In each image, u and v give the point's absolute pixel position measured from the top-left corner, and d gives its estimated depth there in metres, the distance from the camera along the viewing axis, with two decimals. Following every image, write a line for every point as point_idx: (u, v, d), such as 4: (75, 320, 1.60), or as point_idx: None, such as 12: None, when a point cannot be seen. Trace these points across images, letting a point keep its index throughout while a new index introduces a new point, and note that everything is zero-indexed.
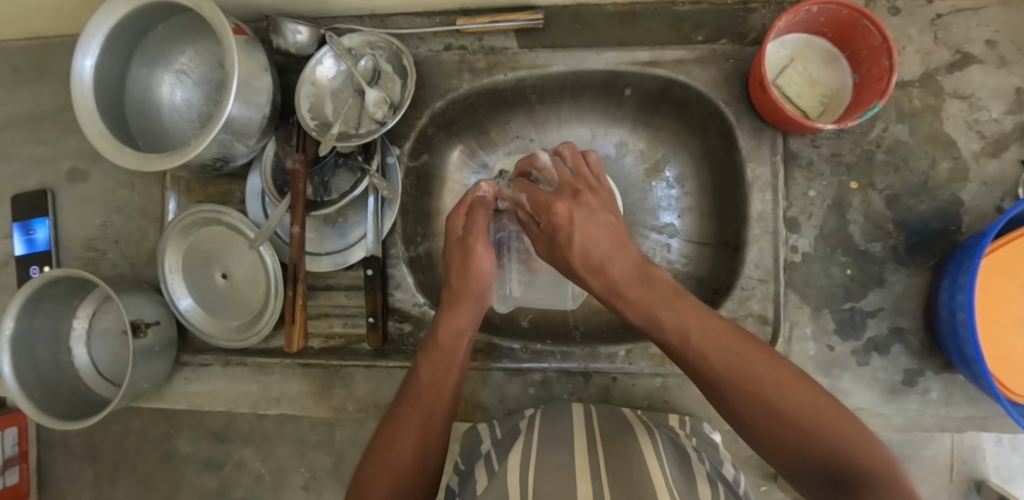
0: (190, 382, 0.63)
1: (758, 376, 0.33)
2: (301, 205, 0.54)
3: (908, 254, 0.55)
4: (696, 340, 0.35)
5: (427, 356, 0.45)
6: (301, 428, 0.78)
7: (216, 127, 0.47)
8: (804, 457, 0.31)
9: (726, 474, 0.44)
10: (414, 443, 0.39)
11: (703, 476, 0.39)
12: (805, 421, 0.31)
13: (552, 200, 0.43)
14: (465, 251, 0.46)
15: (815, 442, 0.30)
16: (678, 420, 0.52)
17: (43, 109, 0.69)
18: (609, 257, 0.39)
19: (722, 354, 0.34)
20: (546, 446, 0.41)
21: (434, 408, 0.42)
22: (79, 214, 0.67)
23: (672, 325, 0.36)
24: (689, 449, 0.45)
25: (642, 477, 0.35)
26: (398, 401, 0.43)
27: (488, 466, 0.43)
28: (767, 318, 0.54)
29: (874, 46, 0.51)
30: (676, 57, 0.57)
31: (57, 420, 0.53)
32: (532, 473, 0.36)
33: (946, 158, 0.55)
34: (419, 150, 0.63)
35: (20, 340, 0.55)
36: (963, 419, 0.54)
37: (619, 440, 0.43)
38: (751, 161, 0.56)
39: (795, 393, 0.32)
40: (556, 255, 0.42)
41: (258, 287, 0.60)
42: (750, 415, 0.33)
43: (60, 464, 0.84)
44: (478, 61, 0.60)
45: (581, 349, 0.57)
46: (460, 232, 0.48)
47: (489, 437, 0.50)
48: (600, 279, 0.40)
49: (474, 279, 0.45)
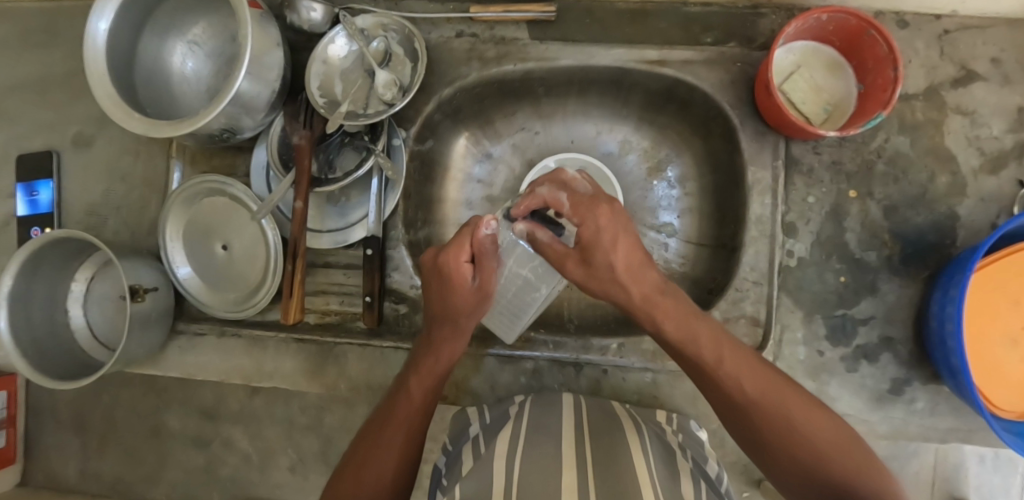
0: (184, 351, 0.63)
1: (778, 397, 0.37)
2: (305, 181, 0.55)
3: (902, 265, 0.56)
4: (727, 361, 0.38)
5: (418, 369, 0.47)
6: (291, 409, 0.79)
7: (223, 102, 0.49)
8: (809, 473, 0.35)
9: (710, 471, 0.44)
10: (396, 459, 0.42)
11: (686, 472, 0.40)
12: (820, 440, 0.35)
13: (594, 201, 0.38)
14: (483, 295, 0.45)
15: (820, 460, 0.35)
16: (666, 416, 0.52)
17: (53, 73, 0.69)
18: (643, 274, 0.38)
19: (750, 374, 0.38)
20: (534, 436, 0.42)
21: (418, 432, 0.44)
22: (83, 181, 0.66)
23: (709, 348, 0.38)
24: (674, 445, 0.46)
25: (625, 472, 0.36)
26: (383, 417, 0.45)
27: (474, 449, 0.44)
28: (758, 320, 0.55)
29: (879, 56, 0.51)
30: (684, 57, 0.57)
31: (51, 380, 0.54)
32: (518, 464, 0.36)
33: (944, 172, 0.56)
34: (425, 135, 0.63)
35: (18, 298, 0.55)
36: (947, 431, 0.55)
37: (606, 434, 0.44)
38: (752, 164, 0.57)
39: (812, 416, 0.37)
40: (594, 271, 0.38)
41: (257, 262, 0.60)
42: (771, 434, 0.36)
43: (48, 432, 0.85)
44: (488, 50, 0.60)
45: (574, 340, 0.58)
46: (477, 286, 0.43)
47: (478, 421, 0.51)
48: (640, 287, 0.38)
49: (478, 314, 0.46)
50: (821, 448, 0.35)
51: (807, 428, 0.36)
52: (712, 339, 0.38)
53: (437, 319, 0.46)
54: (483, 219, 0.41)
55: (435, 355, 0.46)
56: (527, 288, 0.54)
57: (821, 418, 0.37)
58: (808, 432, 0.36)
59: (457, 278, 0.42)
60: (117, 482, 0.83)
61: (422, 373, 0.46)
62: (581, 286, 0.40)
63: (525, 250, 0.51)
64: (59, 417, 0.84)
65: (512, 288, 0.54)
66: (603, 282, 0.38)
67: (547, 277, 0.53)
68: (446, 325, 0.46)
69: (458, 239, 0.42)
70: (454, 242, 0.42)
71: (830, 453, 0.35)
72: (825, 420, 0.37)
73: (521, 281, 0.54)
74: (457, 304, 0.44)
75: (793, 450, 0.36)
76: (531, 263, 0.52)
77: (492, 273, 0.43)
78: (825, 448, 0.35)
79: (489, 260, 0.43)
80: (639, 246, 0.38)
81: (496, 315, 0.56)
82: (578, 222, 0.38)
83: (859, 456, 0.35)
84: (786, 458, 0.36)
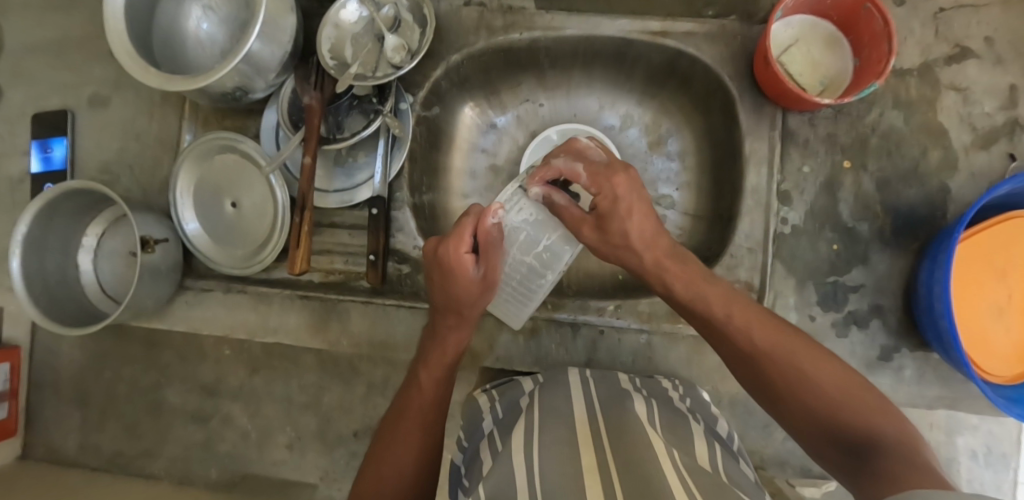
0: (191, 306, 0.65)
1: (785, 346, 0.38)
2: (314, 139, 0.56)
3: (893, 236, 0.57)
4: (736, 314, 0.41)
5: (428, 361, 0.48)
6: (290, 388, 0.83)
7: (236, 59, 0.51)
8: (822, 426, 0.35)
9: (720, 432, 0.47)
10: (414, 455, 0.43)
11: (699, 435, 0.41)
12: (831, 389, 0.35)
13: (610, 172, 0.47)
14: (485, 286, 0.47)
15: (829, 409, 0.35)
16: (671, 383, 0.52)
17: (70, 34, 0.70)
18: (655, 239, 0.47)
19: (757, 328, 0.40)
20: (546, 421, 0.40)
21: (434, 424, 0.45)
22: (96, 139, 0.68)
23: (717, 299, 0.43)
24: (682, 410, 0.47)
25: (639, 439, 0.36)
26: (398, 413, 0.46)
27: (492, 445, 0.43)
28: (752, 285, 0.57)
29: (875, 31, 0.53)
30: (686, 29, 0.59)
31: (62, 327, 0.56)
32: (534, 452, 0.35)
33: (937, 147, 0.57)
34: (431, 102, 0.64)
35: (33, 246, 0.57)
36: (934, 398, 0.56)
37: (615, 405, 0.43)
38: (749, 135, 0.58)
39: (823, 365, 0.37)
40: (612, 232, 0.47)
41: (265, 218, 0.61)
42: (780, 382, 0.37)
43: (48, 405, 0.88)
44: (495, 20, 0.62)
45: (572, 301, 0.59)
46: (482, 275, 0.46)
47: (490, 414, 0.49)
48: (653, 251, 0.46)
49: (480, 305, 0.49)
50: (831, 392, 0.35)
51: (817, 375, 0.36)
52: (722, 296, 0.43)
53: (441, 311, 0.49)
54: (489, 209, 0.45)
55: (442, 346, 0.48)
56: (533, 274, 0.55)
57: (833, 370, 0.37)
58: (817, 378, 0.36)
59: (461, 268, 0.45)
60: (116, 456, 0.86)
61: (431, 365, 0.48)
62: (597, 248, 0.49)
63: (528, 236, 0.54)
64: (61, 391, 0.88)
65: (519, 274, 0.55)
66: (618, 243, 0.47)
67: (551, 263, 0.54)
68: (451, 315, 0.48)
69: (460, 229, 0.45)
70: (456, 233, 0.45)
71: (839, 398, 0.35)
72: (834, 367, 0.37)
73: (526, 267, 0.55)
74: (461, 293, 0.46)
75: (801, 395, 0.36)
76: (534, 250, 0.54)
77: (495, 260, 0.46)
78: (835, 392, 0.35)
79: (492, 249, 0.46)
80: (650, 215, 0.47)
81: (502, 304, 0.57)
82: (596, 192, 0.47)
83: (873, 402, 0.34)
84: (798, 408, 0.37)
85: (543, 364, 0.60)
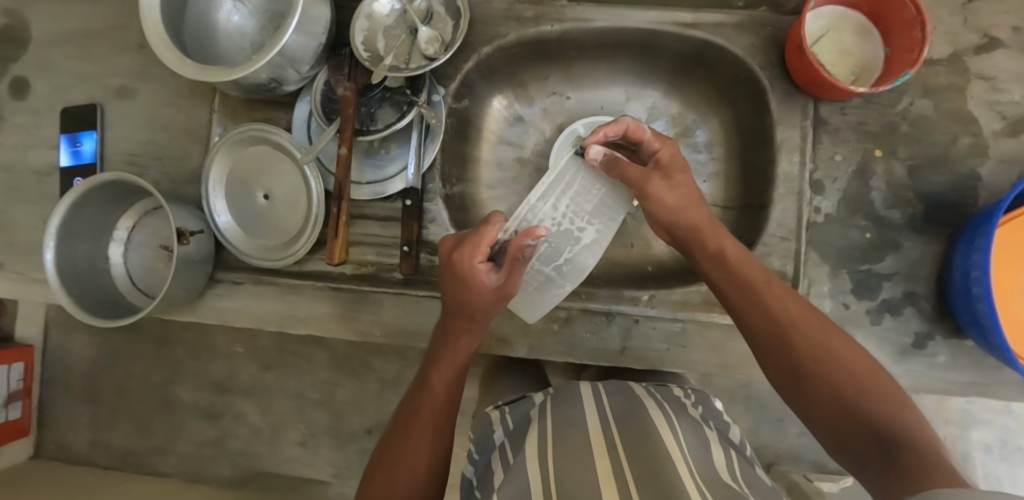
0: (222, 298, 0.64)
1: (816, 329, 0.38)
2: (349, 129, 0.56)
3: (924, 222, 0.57)
4: (772, 286, 0.42)
5: (438, 364, 0.46)
6: None
7: (270, 55, 0.51)
8: (842, 412, 0.34)
9: (733, 437, 0.47)
10: (427, 462, 0.41)
11: (715, 441, 0.41)
12: (855, 380, 0.35)
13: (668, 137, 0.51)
14: (501, 298, 0.44)
15: (854, 395, 0.34)
16: (682, 391, 0.53)
17: (97, 27, 0.70)
18: (699, 206, 0.47)
19: (792, 305, 0.40)
20: (559, 430, 0.40)
21: (446, 426, 0.44)
22: (124, 130, 0.68)
23: (752, 269, 0.43)
24: (697, 417, 0.47)
25: (658, 447, 0.35)
26: (408, 418, 0.44)
27: (504, 459, 0.43)
28: (786, 274, 0.57)
29: (906, 19, 0.53)
30: (716, 20, 0.59)
31: (96, 319, 0.56)
32: (551, 460, 0.36)
33: (966, 134, 0.58)
34: (462, 94, 0.64)
35: (66, 237, 0.57)
36: (967, 384, 0.56)
37: (630, 414, 0.42)
38: (781, 124, 0.58)
39: (852, 356, 0.36)
40: (675, 185, 0.47)
41: (298, 209, 0.61)
42: (808, 360, 0.37)
43: None
44: (526, 10, 0.61)
45: (605, 291, 0.60)
46: (501, 288, 0.44)
47: (502, 427, 0.50)
48: (699, 213, 0.47)
49: (493, 314, 0.46)
50: (854, 380, 0.35)
51: (844, 362, 0.36)
52: (757, 270, 0.43)
53: (453, 313, 0.46)
54: (532, 229, 0.41)
55: (454, 348, 0.46)
56: (550, 284, 0.56)
57: (861, 363, 0.36)
58: (844, 364, 0.36)
59: (478, 277, 0.43)
60: None
61: (443, 365, 0.46)
62: (658, 202, 0.47)
63: (551, 246, 0.55)
64: None
65: (537, 281, 0.55)
66: (682, 196, 0.47)
67: (572, 274, 0.56)
68: (463, 319, 0.45)
69: (482, 237, 0.43)
70: (476, 240, 0.43)
71: (862, 389, 0.34)
72: (854, 350, 0.37)
73: (545, 276, 0.55)
74: (476, 301, 0.44)
75: (829, 374, 0.36)
76: (555, 260, 0.55)
77: (517, 272, 0.43)
78: (858, 381, 0.35)
79: (520, 266, 0.43)
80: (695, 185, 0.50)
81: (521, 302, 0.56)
82: (660, 146, 0.49)
83: (898, 401, 0.34)
84: (821, 390, 0.36)
85: (576, 354, 0.59)
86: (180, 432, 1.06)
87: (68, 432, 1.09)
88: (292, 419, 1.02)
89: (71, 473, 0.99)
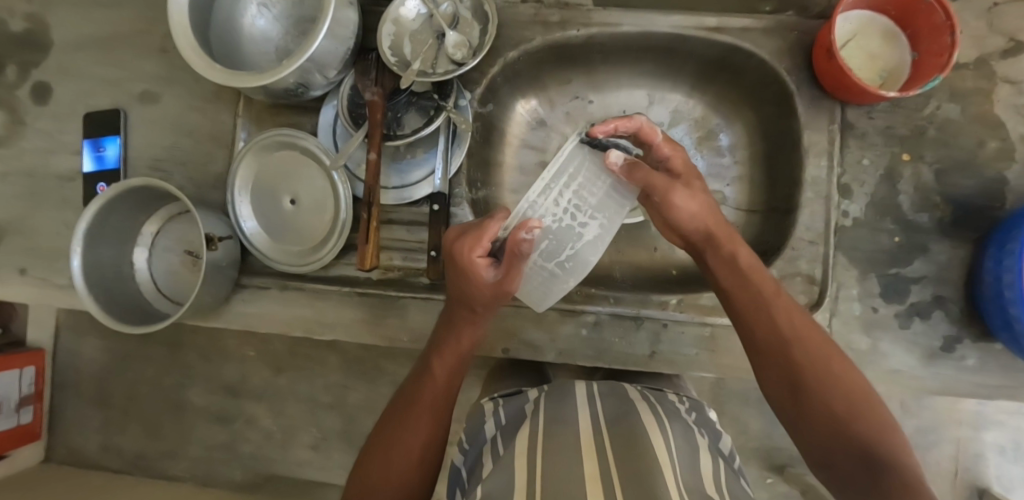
0: (247, 303, 0.64)
1: (818, 346, 0.39)
2: (378, 134, 0.56)
3: (952, 226, 0.57)
4: (780, 299, 0.41)
5: (441, 352, 0.46)
6: None
7: (302, 58, 0.51)
8: (835, 432, 0.35)
9: (723, 448, 0.46)
10: (420, 450, 0.41)
11: (705, 449, 0.41)
12: (851, 401, 0.35)
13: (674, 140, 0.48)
14: (496, 292, 0.42)
15: (849, 416, 0.35)
16: (677, 397, 0.53)
17: (121, 31, 0.70)
18: (713, 214, 0.45)
19: (798, 320, 0.40)
20: (550, 426, 0.40)
21: (444, 414, 0.44)
22: (148, 135, 0.68)
23: (761, 281, 0.43)
24: (690, 422, 0.46)
25: (647, 451, 0.35)
26: (408, 402, 0.44)
27: (494, 452, 0.43)
28: (814, 278, 0.57)
29: (935, 24, 0.53)
30: (743, 25, 0.59)
31: (123, 325, 0.55)
32: (540, 457, 0.36)
33: (993, 138, 0.58)
34: (487, 98, 0.65)
35: (93, 243, 0.57)
36: (996, 388, 0.56)
37: (625, 415, 0.42)
38: (808, 128, 0.59)
39: (850, 377, 0.37)
40: (696, 193, 0.46)
41: (324, 214, 0.61)
42: (808, 376, 0.37)
43: None
44: (552, 15, 0.61)
45: (633, 295, 0.60)
46: (495, 283, 0.41)
47: (493, 420, 0.50)
48: (715, 222, 0.45)
49: (494, 305, 0.44)
50: (852, 400, 0.36)
51: (844, 383, 0.36)
52: (766, 283, 0.43)
53: (456, 301, 0.45)
54: (527, 223, 0.36)
55: (458, 336, 0.46)
56: (555, 280, 0.48)
57: (858, 385, 0.37)
58: (843, 383, 0.36)
59: (475, 270, 0.40)
60: None
61: (445, 353, 0.46)
62: (684, 210, 0.45)
63: (554, 243, 0.45)
64: None
65: (540, 277, 0.48)
66: (705, 205, 0.45)
67: (578, 270, 0.47)
68: (465, 309, 0.44)
69: (484, 231, 0.40)
70: (477, 232, 0.40)
71: (856, 411, 0.35)
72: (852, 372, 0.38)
73: (548, 273, 0.47)
74: (474, 292, 0.42)
75: (827, 392, 0.36)
76: (557, 257, 0.46)
77: (517, 269, 0.40)
78: (856, 402, 0.35)
79: (518, 260, 0.39)
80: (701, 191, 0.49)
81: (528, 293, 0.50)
82: (671, 151, 0.47)
83: (888, 427, 0.35)
84: (817, 407, 0.36)
85: (604, 358, 0.59)
86: (193, 436, 1.05)
87: (80, 437, 1.09)
88: (307, 423, 1.01)
89: (85, 478, 0.99)
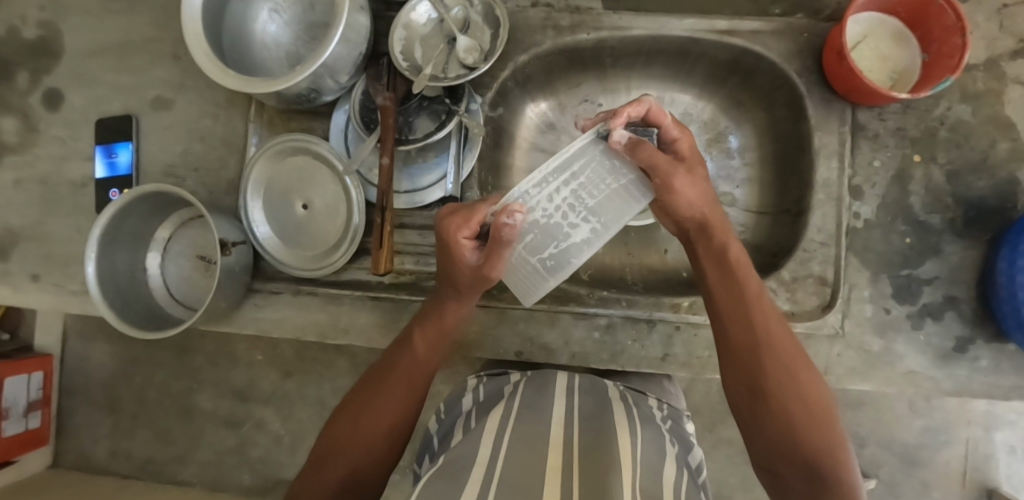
0: (260, 308, 0.64)
1: (789, 354, 0.39)
2: (391, 138, 0.56)
3: (964, 227, 0.58)
4: (763, 304, 0.41)
5: (423, 327, 0.47)
6: None
7: (314, 65, 0.51)
8: (786, 436, 0.35)
9: (691, 460, 0.45)
10: (393, 416, 0.41)
11: (672, 457, 0.39)
12: (807, 412, 0.36)
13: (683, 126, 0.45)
14: (478, 275, 0.41)
15: (803, 424, 0.35)
16: (657, 403, 0.54)
17: (133, 38, 0.70)
18: (711, 208, 0.43)
19: (776, 329, 0.40)
20: (524, 415, 0.40)
21: (420, 387, 0.44)
22: (161, 141, 0.68)
23: (747, 283, 0.41)
24: (662, 429, 0.46)
25: (610, 451, 0.34)
26: (384, 371, 0.44)
27: (466, 425, 0.44)
28: (826, 279, 0.58)
29: (946, 26, 0.53)
30: (753, 27, 0.59)
31: (135, 330, 0.56)
32: (506, 437, 0.36)
33: (1005, 139, 0.58)
34: (497, 102, 0.65)
35: (106, 250, 0.57)
36: (1011, 388, 0.56)
37: (598, 417, 0.41)
38: (819, 129, 0.59)
39: (811, 388, 0.37)
40: (698, 183, 0.42)
41: (337, 219, 0.61)
42: (772, 380, 0.37)
43: None
44: (563, 19, 0.62)
45: (646, 298, 0.60)
46: (478, 265, 0.40)
47: (472, 394, 0.51)
48: (710, 216, 0.43)
49: (480, 288, 0.44)
50: (807, 409, 0.36)
51: (806, 392, 0.37)
52: (752, 286, 0.42)
53: (444, 281, 0.45)
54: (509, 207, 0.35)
55: (440, 314, 0.46)
56: (538, 273, 0.46)
57: (818, 397, 0.37)
58: (802, 393, 0.37)
59: (460, 252, 0.40)
60: None
61: (427, 325, 0.46)
62: (682, 200, 0.41)
63: (540, 236, 0.45)
64: None
65: (523, 267, 0.47)
66: (705, 195, 0.42)
67: (561, 269, 0.46)
68: (451, 291, 0.45)
69: (472, 213, 0.39)
70: (469, 213, 0.39)
71: (810, 420, 0.36)
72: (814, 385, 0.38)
73: (532, 265, 0.46)
74: (458, 273, 0.42)
75: (788, 398, 0.36)
76: (541, 252, 0.46)
77: (498, 256, 0.39)
78: (812, 412, 0.36)
79: (500, 248, 0.38)
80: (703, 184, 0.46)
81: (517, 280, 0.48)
82: (677, 137, 0.44)
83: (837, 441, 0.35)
84: (774, 409, 0.36)
85: (618, 361, 0.59)
86: (201, 440, 1.06)
87: (88, 441, 1.09)
88: (314, 426, 1.02)
89: (92, 483, 0.99)
